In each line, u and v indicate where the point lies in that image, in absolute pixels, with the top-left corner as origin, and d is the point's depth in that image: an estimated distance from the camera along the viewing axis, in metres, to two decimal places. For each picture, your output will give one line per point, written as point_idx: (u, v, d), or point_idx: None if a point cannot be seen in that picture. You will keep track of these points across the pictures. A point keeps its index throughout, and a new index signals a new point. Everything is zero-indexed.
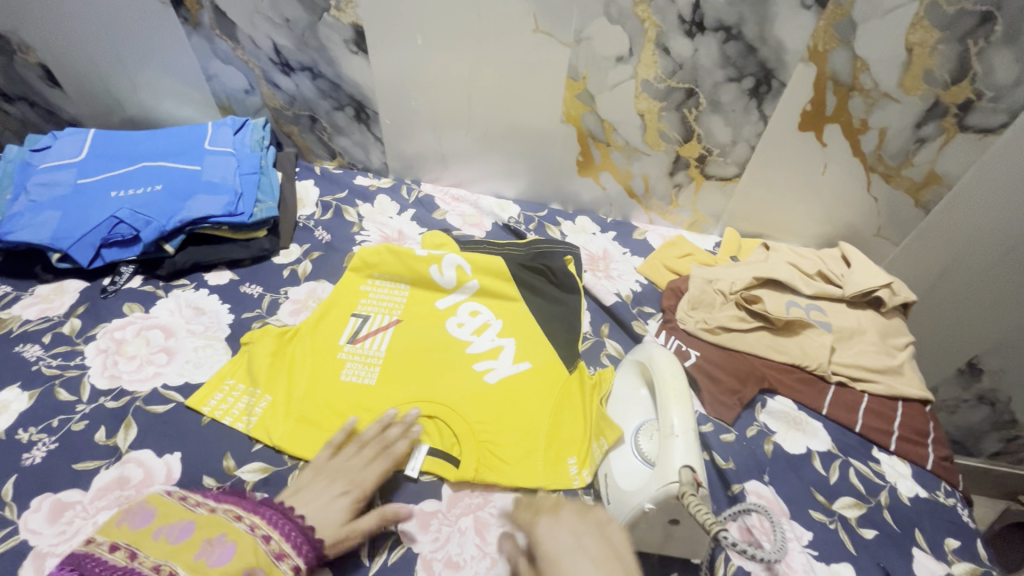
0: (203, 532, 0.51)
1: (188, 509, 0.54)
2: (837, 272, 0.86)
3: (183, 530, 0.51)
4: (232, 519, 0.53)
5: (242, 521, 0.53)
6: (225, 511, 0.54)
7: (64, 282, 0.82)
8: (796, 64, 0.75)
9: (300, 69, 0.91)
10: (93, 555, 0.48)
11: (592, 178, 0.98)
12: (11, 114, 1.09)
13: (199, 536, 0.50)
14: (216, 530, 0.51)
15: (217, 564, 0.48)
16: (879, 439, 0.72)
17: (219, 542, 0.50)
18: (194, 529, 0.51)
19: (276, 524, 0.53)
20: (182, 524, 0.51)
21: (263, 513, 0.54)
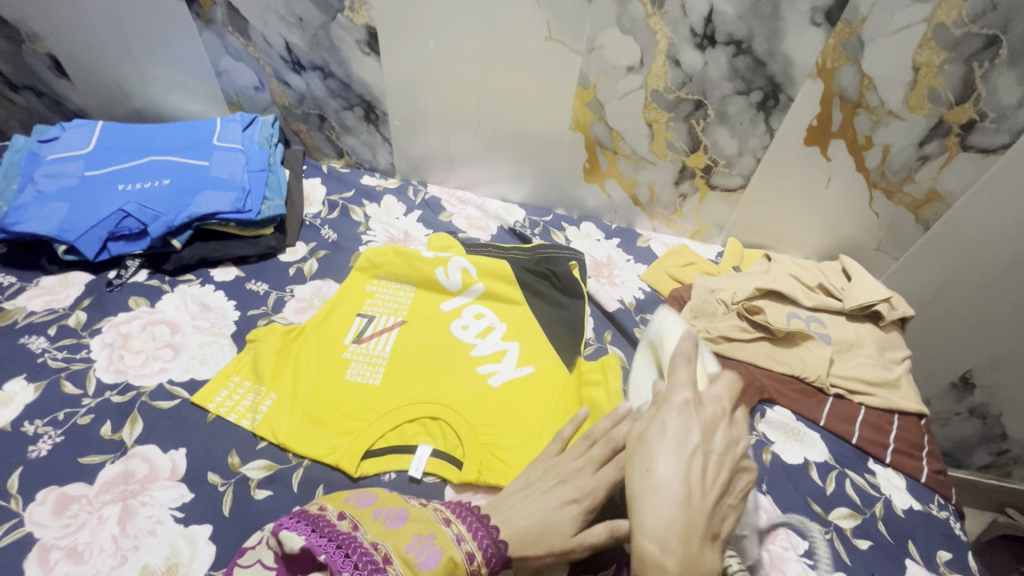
0: (415, 525, 0.50)
1: (406, 500, 0.54)
2: (838, 286, 0.87)
3: (398, 518, 0.51)
4: (443, 520, 0.50)
5: (456, 525, 0.50)
6: (436, 507, 0.53)
7: (69, 273, 0.82)
8: (804, 80, 0.76)
9: (311, 68, 0.91)
10: (329, 521, 0.49)
11: (597, 185, 0.99)
12: (17, 102, 1.09)
13: (411, 529, 0.49)
14: (427, 528, 0.49)
15: (426, 566, 0.45)
16: (874, 451, 0.73)
17: (429, 542, 0.48)
18: (409, 519, 0.50)
19: (478, 538, 0.48)
20: (398, 511, 0.52)
21: (466, 519, 0.50)
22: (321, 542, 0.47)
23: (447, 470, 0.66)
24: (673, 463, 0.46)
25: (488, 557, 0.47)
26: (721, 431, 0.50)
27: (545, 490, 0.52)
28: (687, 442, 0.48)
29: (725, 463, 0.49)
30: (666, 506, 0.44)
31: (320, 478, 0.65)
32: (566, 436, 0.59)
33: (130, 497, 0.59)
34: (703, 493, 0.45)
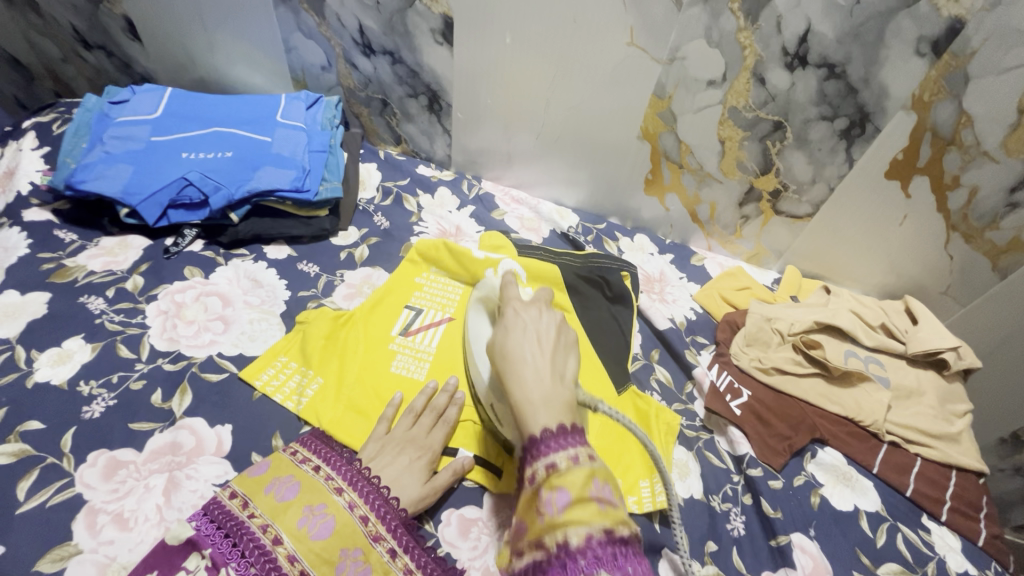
0: (304, 497, 0.54)
1: (296, 466, 0.57)
2: (901, 328, 0.83)
3: (289, 490, 0.55)
4: (334, 488, 0.56)
5: (349, 492, 0.56)
6: (328, 471, 0.57)
7: (128, 237, 0.83)
8: (896, 111, 0.71)
9: (381, 53, 0.90)
10: (220, 503, 0.54)
11: (656, 198, 0.96)
12: (88, 62, 1.11)
13: (301, 501, 0.54)
14: (319, 497, 0.55)
15: (318, 538, 0.52)
16: (930, 507, 0.70)
17: (320, 513, 0.53)
18: (298, 492, 0.55)
19: (372, 504, 0.55)
20: (289, 483, 0.55)
21: (359, 486, 0.56)
22: (209, 530, 0.52)
23: (488, 478, 0.63)
24: (519, 348, 0.52)
25: (383, 515, 0.55)
26: (549, 312, 0.56)
27: (393, 458, 0.60)
28: (532, 328, 0.54)
29: (558, 336, 0.54)
30: (527, 367, 0.50)
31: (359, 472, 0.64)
32: (390, 417, 0.64)
33: (176, 468, 0.60)
34: (543, 347, 0.52)
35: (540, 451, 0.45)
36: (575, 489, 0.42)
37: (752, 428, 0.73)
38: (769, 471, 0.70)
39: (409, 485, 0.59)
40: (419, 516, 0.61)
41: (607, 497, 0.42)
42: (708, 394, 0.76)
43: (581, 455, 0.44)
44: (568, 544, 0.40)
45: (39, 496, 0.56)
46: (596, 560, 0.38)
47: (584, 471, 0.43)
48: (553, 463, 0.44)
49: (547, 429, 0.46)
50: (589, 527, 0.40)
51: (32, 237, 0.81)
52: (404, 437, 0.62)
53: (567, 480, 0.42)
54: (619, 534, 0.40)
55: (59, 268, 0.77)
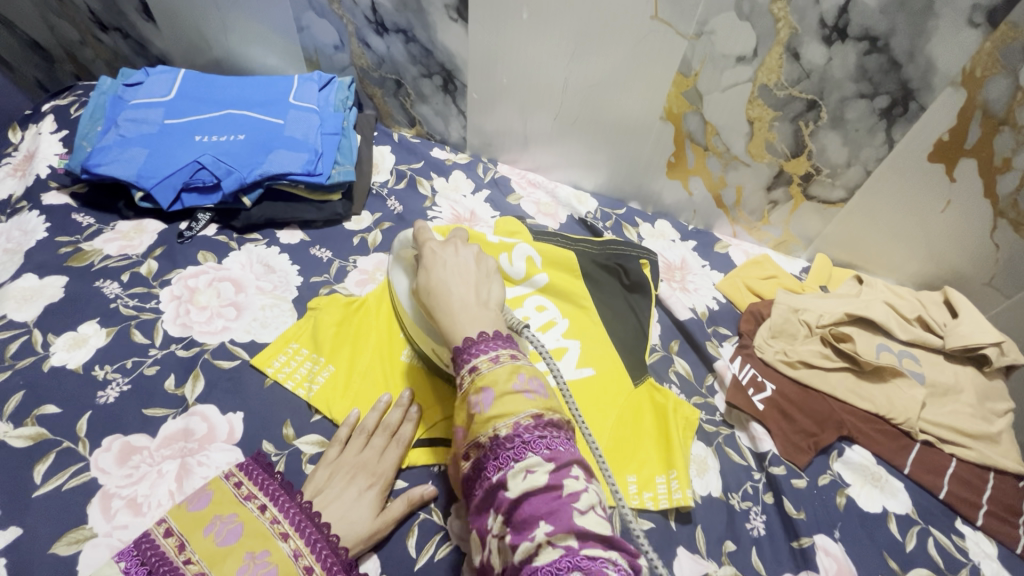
0: (247, 542, 0.52)
1: (240, 503, 0.55)
2: (940, 321, 0.78)
3: (231, 533, 0.53)
4: (281, 534, 0.53)
5: (296, 539, 0.53)
6: (275, 512, 0.55)
7: (143, 221, 0.83)
8: (944, 87, 0.66)
9: (394, 31, 0.87)
10: (153, 541, 0.51)
11: (679, 181, 0.92)
12: (106, 44, 1.11)
13: (243, 547, 0.52)
14: (263, 543, 0.52)
15: None
16: (965, 510, 0.66)
17: (261, 560, 0.51)
18: (240, 536, 0.53)
19: (318, 551, 0.52)
20: (231, 524, 0.53)
21: (306, 533, 0.54)
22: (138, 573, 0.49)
23: None
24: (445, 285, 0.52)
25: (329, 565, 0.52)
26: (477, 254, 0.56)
27: (341, 488, 0.58)
28: (455, 266, 0.54)
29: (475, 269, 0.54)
30: (453, 297, 0.50)
31: None
32: (344, 438, 0.62)
33: (188, 455, 0.60)
34: (467, 281, 0.52)
35: (474, 355, 0.46)
36: (498, 387, 0.43)
37: (776, 425, 0.70)
38: (792, 469, 0.67)
39: (361, 515, 0.56)
40: (428, 508, 0.60)
41: (533, 388, 0.44)
42: (729, 388, 0.73)
43: (502, 356, 0.45)
44: (498, 435, 0.42)
45: (55, 479, 0.57)
46: (524, 444, 0.41)
47: (507, 369, 0.44)
48: (475, 367, 0.45)
49: (478, 336, 0.47)
50: (517, 417, 0.42)
51: (51, 221, 0.81)
52: (356, 463, 0.60)
53: (490, 381, 0.44)
54: (547, 418, 0.42)
55: (77, 251, 0.78)
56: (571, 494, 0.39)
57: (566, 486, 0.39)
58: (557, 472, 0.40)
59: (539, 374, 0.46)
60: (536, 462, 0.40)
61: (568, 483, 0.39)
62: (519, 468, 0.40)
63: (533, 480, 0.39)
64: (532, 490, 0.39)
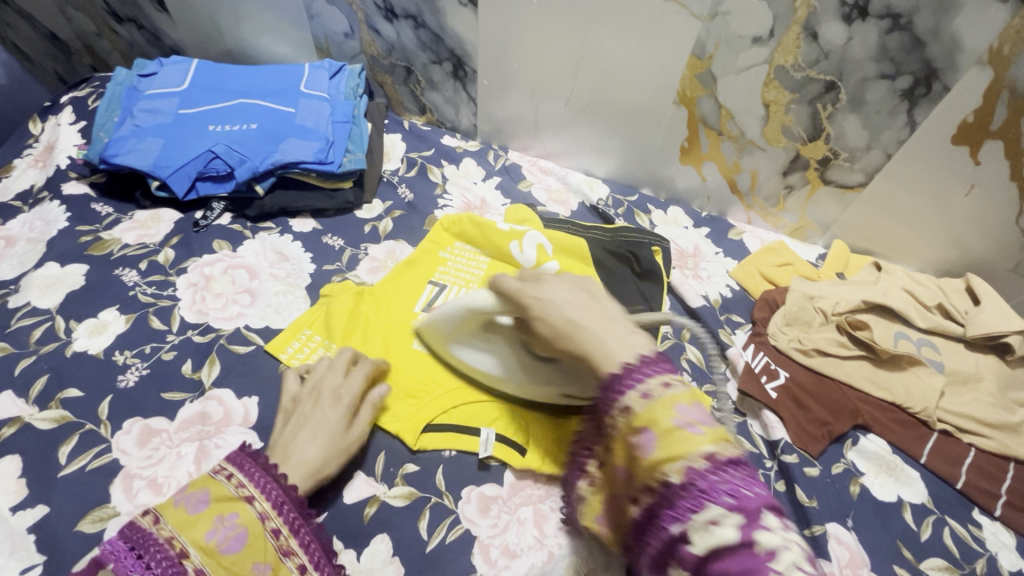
0: (216, 507, 0.47)
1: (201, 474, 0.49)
2: (961, 309, 0.76)
3: (197, 499, 0.47)
4: (248, 496, 0.49)
5: (262, 501, 0.49)
6: (241, 478, 0.50)
7: (159, 209, 0.84)
8: (969, 67, 0.64)
9: (404, 17, 0.87)
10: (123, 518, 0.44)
11: (693, 167, 0.90)
12: (121, 35, 1.12)
13: (212, 512, 0.46)
14: (231, 506, 0.47)
15: (230, 552, 0.45)
16: (982, 500, 0.65)
17: (234, 524, 0.46)
18: (209, 501, 0.47)
19: (286, 513, 0.50)
20: (197, 491, 0.48)
21: (277, 496, 0.50)
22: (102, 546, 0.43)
23: (510, 455, 0.63)
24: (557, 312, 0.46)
25: (298, 529, 0.50)
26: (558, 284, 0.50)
27: (309, 412, 0.59)
28: (565, 294, 0.47)
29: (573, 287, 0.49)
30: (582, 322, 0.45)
31: (382, 445, 0.64)
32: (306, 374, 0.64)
33: (206, 438, 0.61)
34: (577, 300, 0.46)
35: (626, 387, 0.40)
36: (659, 425, 0.38)
37: (789, 413, 0.70)
38: (806, 458, 0.67)
39: (337, 430, 0.58)
40: (439, 491, 0.61)
41: (698, 419, 0.38)
42: (742, 375, 0.72)
43: (653, 387, 0.39)
44: (670, 483, 0.37)
45: (79, 460, 0.59)
46: (701, 493, 0.35)
47: (662, 402, 0.39)
48: (628, 406, 0.40)
49: (626, 365, 0.41)
50: (689, 461, 0.36)
51: (71, 210, 0.83)
52: (325, 385, 0.61)
53: (649, 420, 0.39)
54: (724, 455, 0.36)
55: (96, 240, 0.79)
56: (768, 551, 0.32)
57: (760, 543, 0.32)
58: (748, 526, 0.33)
59: (701, 402, 0.40)
60: (720, 513, 0.34)
61: (762, 537, 0.32)
62: (700, 521, 0.34)
63: (721, 535, 0.33)
64: (719, 548, 0.33)
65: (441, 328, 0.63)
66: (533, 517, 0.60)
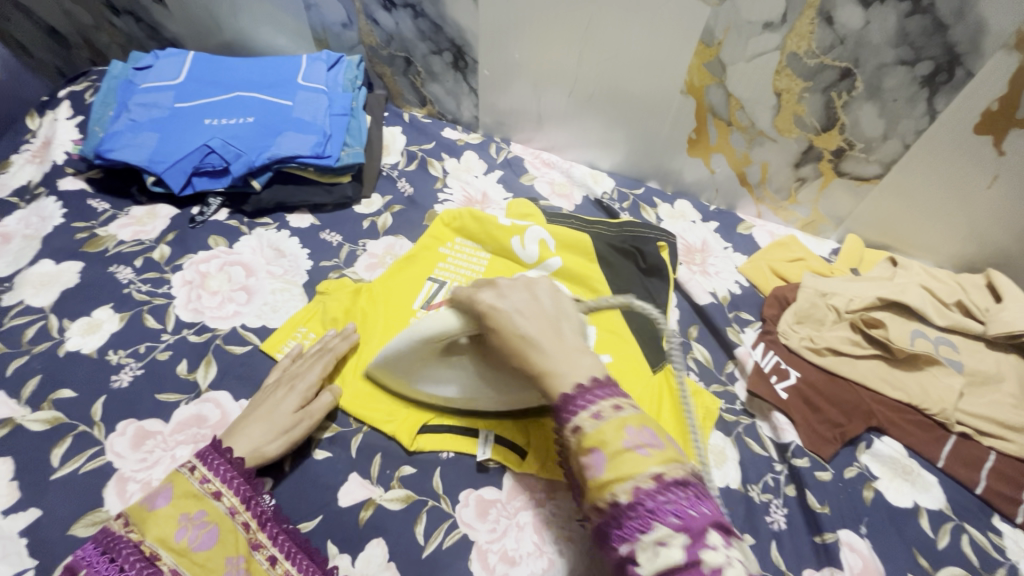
0: (179, 504, 0.50)
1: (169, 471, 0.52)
2: (981, 306, 0.73)
3: (162, 497, 0.50)
4: (213, 492, 0.52)
5: (229, 496, 0.53)
6: (204, 472, 0.53)
7: (156, 205, 0.83)
8: (994, 51, 0.60)
9: (403, 6, 0.84)
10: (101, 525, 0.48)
11: (701, 159, 0.87)
12: (118, 28, 1.10)
13: (174, 509, 0.49)
14: (196, 504, 0.50)
15: (200, 549, 0.48)
16: (1003, 507, 0.63)
17: (199, 521, 0.49)
18: (173, 499, 0.50)
19: (250, 506, 0.53)
20: (162, 488, 0.51)
21: (238, 488, 0.53)
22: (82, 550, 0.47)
23: (510, 458, 0.61)
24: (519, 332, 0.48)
25: (265, 522, 0.53)
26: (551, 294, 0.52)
27: (265, 397, 0.61)
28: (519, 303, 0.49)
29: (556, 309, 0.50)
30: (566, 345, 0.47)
31: (379, 447, 0.63)
32: (285, 365, 0.65)
33: (201, 441, 0.60)
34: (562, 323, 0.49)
35: (577, 410, 0.43)
36: (608, 447, 0.40)
37: (801, 414, 0.67)
38: (817, 461, 0.64)
39: (283, 412, 0.59)
40: (437, 495, 0.60)
41: (646, 442, 0.40)
42: (751, 376, 0.70)
43: (604, 409, 0.42)
44: (619, 503, 0.38)
45: (72, 462, 0.58)
46: (649, 514, 0.37)
47: (613, 424, 0.41)
48: (579, 426, 0.42)
49: (581, 386, 0.44)
50: (637, 481, 0.38)
51: (67, 207, 0.82)
52: (291, 373, 0.63)
53: (597, 441, 0.41)
54: (671, 476, 0.38)
55: (92, 237, 0.78)
56: (713, 570, 0.34)
57: (706, 561, 0.34)
58: (692, 546, 0.35)
59: (650, 424, 0.42)
60: (667, 534, 0.36)
61: (709, 556, 0.34)
62: (648, 541, 0.36)
63: (668, 557, 0.35)
64: (670, 570, 0.35)
65: (394, 367, 0.60)
66: (532, 522, 0.59)
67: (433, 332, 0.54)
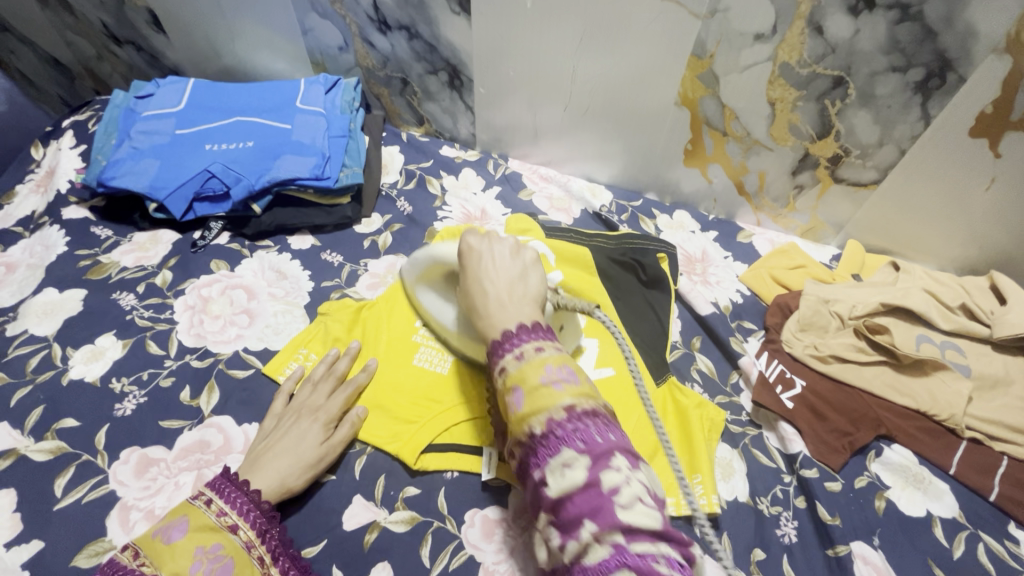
0: (195, 537, 0.48)
1: (186, 504, 0.51)
2: (987, 309, 0.72)
3: (178, 529, 0.48)
4: (230, 526, 0.51)
5: (246, 529, 0.51)
6: (221, 505, 0.52)
7: (158, 231, 0.84)
8: (986, 56, 0.60)
9: (398, 29, 0.86)
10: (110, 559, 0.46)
11: (698, 169, 0.88)
12: (120, 57, 1.12)
13: (191, 542, 0.48)
14: (213, 536, 0.49)
15: None
16: (1018, 513, 0.61)
17: (215, 555, 0.48)
18: (189, 531, 0.48)
19: (266, 539, 0.52)
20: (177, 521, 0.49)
21: (255, 520, 0.52)
22: None
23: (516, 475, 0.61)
24: (478, 283, 0.50)
25: (277, 556, 0.52)
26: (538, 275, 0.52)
27: (289, 427, 0.60)
28: (504, 260, 0.51)
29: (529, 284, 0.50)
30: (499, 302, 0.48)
31: (382, 468, 0.62)
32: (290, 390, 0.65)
33: (205, 466, 0.60)
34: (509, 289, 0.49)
35: (506, 351, 0.45)
36: (527, 386, 0.42)
37: (808, 424, 0.66)
38: (826, 471, 0.64)
39: (308, 445, 0.59)
40: (442, 515, 0.59)
41: (563, 377, 0.41)
42: (756, 386, 0.69)
43: (527, 351, 0.44)
44: (534, 433, 0.40)
45: (75, 492, 0.57)
46: (558, 439, 0.39)
47: (534, 363, 0.43)
48: (504, 368, 0.44)
49: (518, 327, 0.46)
50: (549, 413, 0.40)
51: (70, 235, 0.83)
52: (307, 402, 0.63)
53: (518, 379, 0.42)
54: (580, 407, 0.39)
55: (95, 264, 0.79)
56: (611, 488, 0.36)
57: (605, 481, 0.36)
58: (594, 467, 0.37)
59: (571, 363, 0.43)
60: (572, 457, 0.38)
61: (607, 476, 0.36)
62: (556, 465, 0.38)
63: (572, 477, 0.37)
64: (570, 489, 0.37)
65: (407, 276, 0.64)
66: None
67: (443, 258, 0.58)
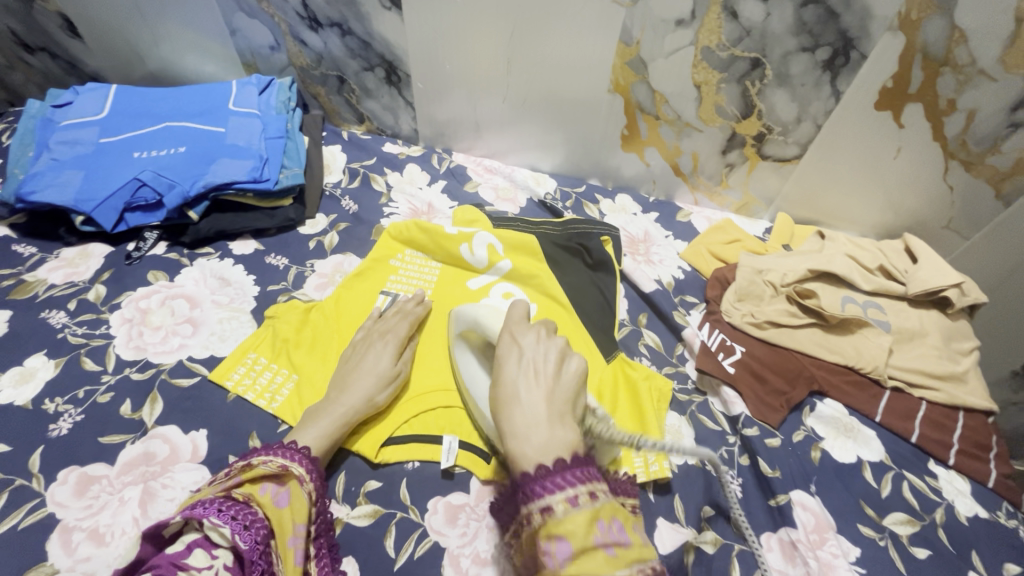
0: (255, 480, 0.52)
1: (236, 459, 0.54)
2: (901, 268, 0.78)
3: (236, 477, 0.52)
4: (280, 466, 0.53)
5: (297, 468, 0.54)
6: (265, 456, 0.54)
7: (87, 245, 0.80)
8: (882, 34, 0.66)
9: (329, 26, 0.85)
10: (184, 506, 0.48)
11: (636, 153, 0.91)
12: (34, 65, 1.05)
13: (254, 483, 0.52)
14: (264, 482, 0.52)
15: (281, 507, 0.51)
16: (936, 451, 0.67)
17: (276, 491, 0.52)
18: (245, 477, 0.52)
19: (313, 479, 0.55)
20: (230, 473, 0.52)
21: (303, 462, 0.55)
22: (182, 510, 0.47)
23: (478, 464, 0.62)
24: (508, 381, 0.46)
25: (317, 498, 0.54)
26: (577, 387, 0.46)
27: (365, 351, 0.66)
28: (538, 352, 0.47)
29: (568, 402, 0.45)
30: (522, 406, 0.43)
31: (341, 465, 0.62)
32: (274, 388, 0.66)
33: (151, 479, 0.58)
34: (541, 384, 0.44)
35: (538, 491, 0.38)
36: (575, 539, 0.35)
37: (748, 387, 0.70)
38: (766, 429, 0.68)
39: (384, 364, 0.65)
40: (405, 506, 0.60)
41: (615, 539, 0.36)
42: (699, 354, 0.73)
43: (580, 495, 0.37)
44: None
45: (9, 519, 0.55)
46: None
47: (585, 514, 0.36)
48: (547, 507, 0.37)
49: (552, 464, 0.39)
50: None
51: None
52: (380, 328, 0.69)
53: (565, 530, 0.36)
54: None
55: (19, 283, 0.74)
56: None
57: None
58: None
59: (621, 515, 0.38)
60: None
61: None
62: None
63: None
64: None
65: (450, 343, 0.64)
66: None
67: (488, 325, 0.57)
